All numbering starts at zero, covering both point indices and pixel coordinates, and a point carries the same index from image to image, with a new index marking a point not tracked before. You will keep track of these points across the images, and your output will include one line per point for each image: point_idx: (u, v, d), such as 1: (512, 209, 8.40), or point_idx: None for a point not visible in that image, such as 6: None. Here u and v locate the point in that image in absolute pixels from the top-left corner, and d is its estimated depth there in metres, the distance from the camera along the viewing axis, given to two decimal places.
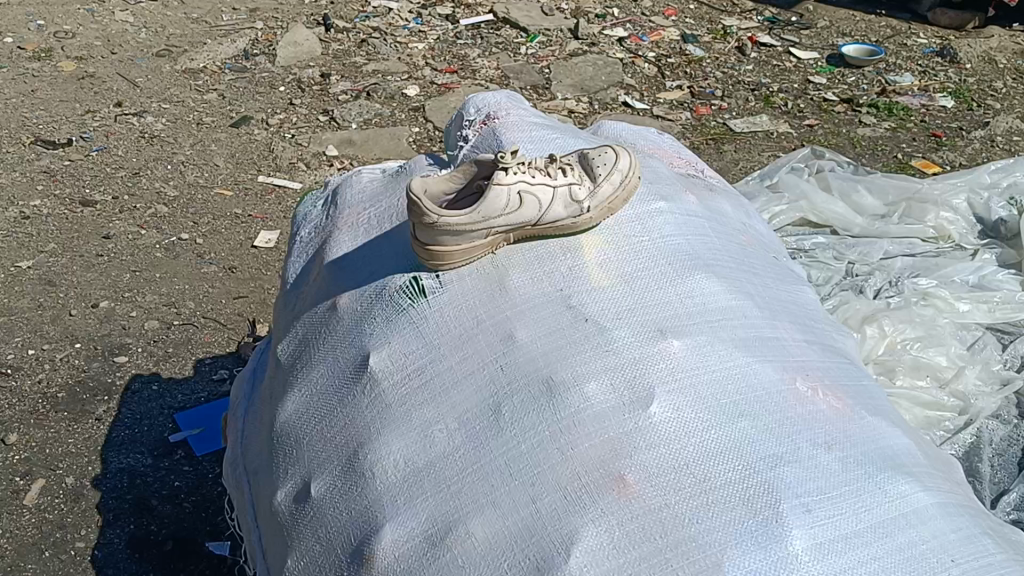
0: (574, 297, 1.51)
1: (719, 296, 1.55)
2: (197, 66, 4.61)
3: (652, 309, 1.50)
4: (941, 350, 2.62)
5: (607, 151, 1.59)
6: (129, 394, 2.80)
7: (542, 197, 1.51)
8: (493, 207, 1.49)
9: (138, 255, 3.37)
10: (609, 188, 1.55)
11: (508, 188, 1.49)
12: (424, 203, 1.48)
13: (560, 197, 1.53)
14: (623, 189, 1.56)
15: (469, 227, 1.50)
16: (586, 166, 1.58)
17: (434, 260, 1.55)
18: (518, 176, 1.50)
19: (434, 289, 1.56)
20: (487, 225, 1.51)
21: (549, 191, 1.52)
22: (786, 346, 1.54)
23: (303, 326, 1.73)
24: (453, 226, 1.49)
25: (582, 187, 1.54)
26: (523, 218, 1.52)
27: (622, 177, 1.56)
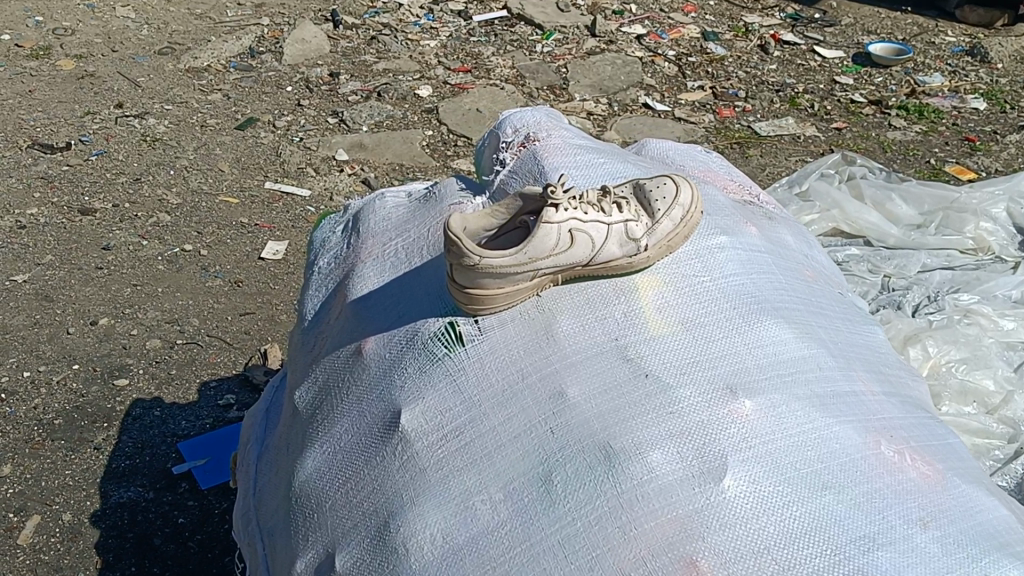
0: (630, 348, 1.34)
1: (791, 345, 1.39)
2: (200, 65, 4.44)
3: (718, 362, 1.33)
4: (988, 374, 2.47)
5: (665, 182, 1.42)
6: (130, 420, 2.65)
7: (595, 236, 1.35)
8: (540, 247, 1.33)
9: (139, 268, 3.22)
10: (670, 225, 1.39)
11: (558, 226, 1.33)
12: (463, 242, 1.32)
13: (615, 236, 1.36)
14: (684, 226, 1.40)
15: (513, 269, 1.34)
16: (642, 200, 1.41)
17: (472, 304, 1.39)
18: (568, 212, 1.34)
19: (472, 336, 1.40)
20: (534, 266, 1.34)
21: (603, 229, 1.36)
22: (866, 403, 1.38)
23: (324, 371, 1.57)
24: (495, 268, 1.33)
25: (639, 224, 1.38)
26: (572, 259, 1.36)
27: (683, 213, 1.40)
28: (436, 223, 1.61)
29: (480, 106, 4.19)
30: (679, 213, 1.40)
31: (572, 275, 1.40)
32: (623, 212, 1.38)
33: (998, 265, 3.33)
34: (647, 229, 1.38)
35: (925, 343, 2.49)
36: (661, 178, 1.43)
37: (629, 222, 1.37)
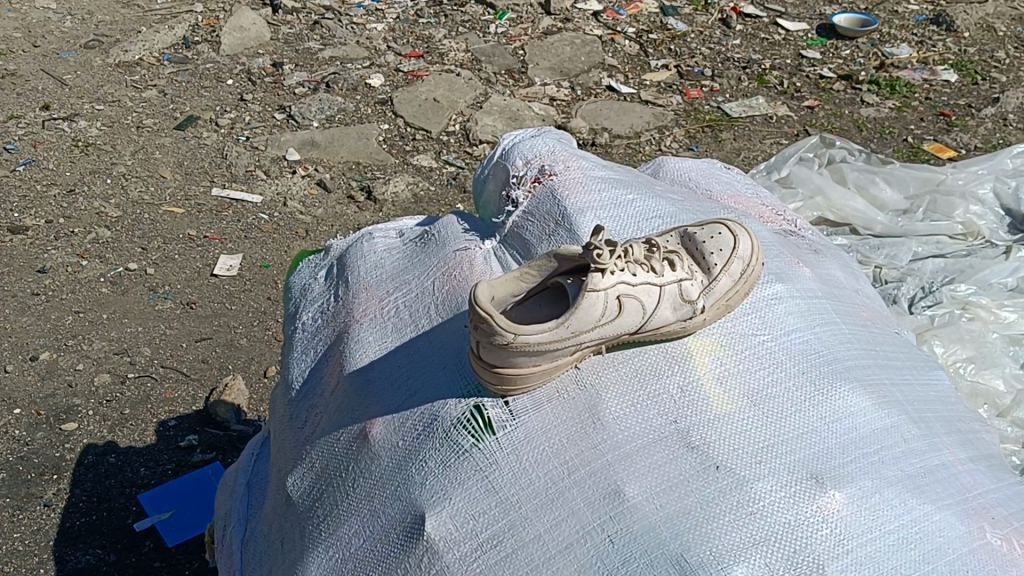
0: (693, 430, 1.15)
1: (871, 415, 1.21)
2: (132, 59, 4.12)
3: (795, 444, 1.15)
4: (997, 374, 2.21)
5: (719, 231, 1.23)
6: (83, 470, 2.40)
7: (646, 301, 1.15)
8: (585, 318, 1.12)
9: (80, 292, 2.94)
10: (730, 282, 1.19)
11: (605, 293, 1.12)
12: (495, 318, 1.10)
13: (669, 298, 1.16)
14: (745, 282, 1.20)
15: (553, 345, 1.13)
16: (694, 253, 1.21)
17: (503, 384, 1.18)
18: (616, 276, 1.13)
19: (504, 422, 1.19)
20: (577, 340, 1.14)
21: (656, 292, 1.16)
22: (959, 478, 1.20)
23: (322, 456, 1.34)
24: (532, 345, 1.12)
25: (695, 283, 1.18)
26: (619, 328, 1.15)
27: (744, 267, 1.20)
28: (443, 276, 1.40)
29: (437, 96, 3.94)
30: (740, 268, 1.20)
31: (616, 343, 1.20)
32: (676, 269, 1.18)
33: (989, 250, 2.68)
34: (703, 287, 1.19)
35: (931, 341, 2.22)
36: (713, 226, 1.23)
37: (684, 281, 1.17)
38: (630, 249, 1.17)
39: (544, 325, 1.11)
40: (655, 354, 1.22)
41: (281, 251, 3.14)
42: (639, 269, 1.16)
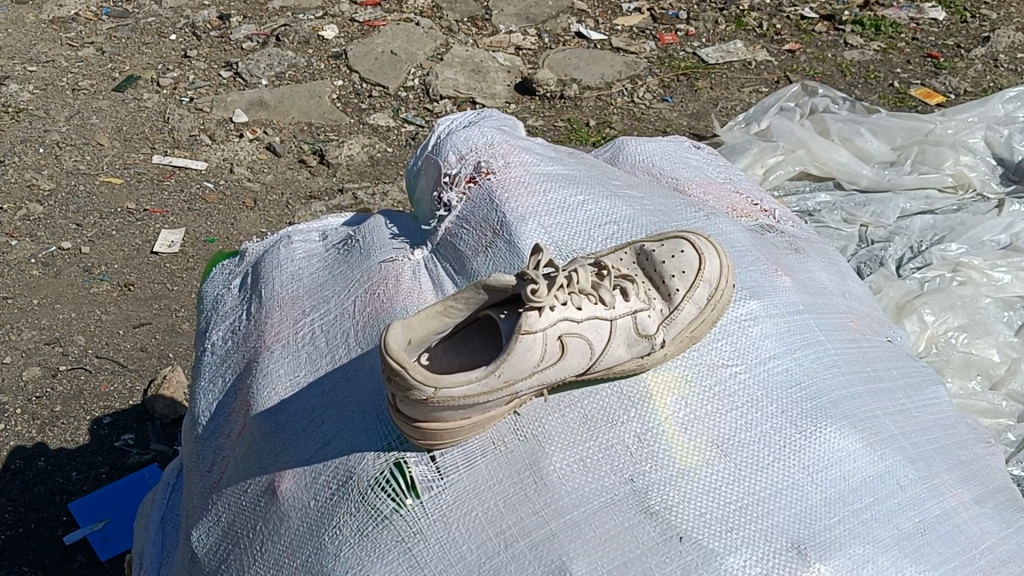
0: (652, 491, 0.97)
1: (860, 460, 1.03)
2: (67, 15, 3.86)
3: (773, 505, 0.97)
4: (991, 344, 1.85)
5: (682, 246, 1.03)
6: (9, 477, 2.21)
7: (594, 339, 0.96)
8: (520, 365, 0.93)
9: (9, 275, 2.73)
10: (694, 310, 1.00)
11: (543, 335, 0.93)
12: (409, 371, 0.91)
13: (622, 333, 0.97)
14: (712, 308, 1.01)
15: (482, 396, 0.94)
16: (651, 275, 1.02)
17: (426, 440, 0.99)
18: (556, 312, 0.94)
19: (430, 481, 1.00)
20: (512, 388, 0.95)
21: (605, 328, 0.97)
22: (965, 530, 1.03)
23: (228, 510, 1.15)
24: (456, 398, 0.93)
25: (652, 314, 0.99)
26: (563, 372, 0.97)
27: (710, 293, 1.01)
28: (365, 294, 1.20)
29: (394, 48, 3.70)
30: (706, 292, 1.01)
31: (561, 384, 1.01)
32: (630, 297, 0.98)
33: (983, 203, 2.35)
34: (663, 317, 1.00)
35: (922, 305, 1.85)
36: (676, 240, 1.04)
37: (639, 311, 0.98)
38: (574, 276, 0.97)
39: (471, 376, 0.93)
40: (608, 394, 1.04)
41: (227, 223, 2.92)
42: (586, 299, 0.97)
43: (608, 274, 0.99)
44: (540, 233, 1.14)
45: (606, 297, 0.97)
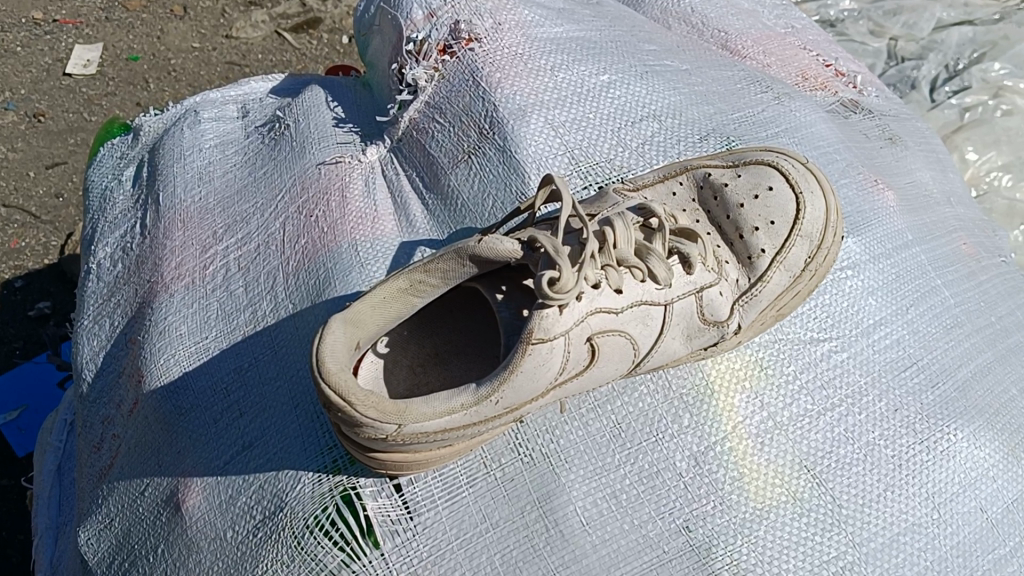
0: (719, 542, 0.67)
1: (1001, 480, 0.73)
2: None
3: (890, 564, 0.67)
4: None
5: (770, 178, 0.72)
6: None
7: (641, 335, 0.64)
8: (529, 383, 0.60)
9: None
10: (786, 280, 0.70)
11: (566, 341, 0.60)
12: (351, 398, 0.57)
13: (680, 320, 0.66)
14: (811, 275, 0.70)
15: (470, 426, 0.61)
16: (722, 224, 0.72)
17: (386, 469, 0.67)
18: (586, 303, 0.61)
19: (394, 521, 0.69)
20: (514, 412, 0.63)
21: (657, 316, 0.65)
22: None
23: (119, 514, 0.83)
24: (431, 433, 0.60)
25: (724, 289, 0.69)
26: (592, 382, 0.65)
27: (811, 254, 0.70)
28: (300, 217, 0.85)
29: None
30: (805, 253, 0.70)
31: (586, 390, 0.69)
32: (695, 267, 0.67)
33: None
34: (738, 292, 0.69)
35: (963, 139, 1.28)
36: (761, 166, 0.72)
37: (706, 286, 0.68)
38: (611, 234, 0.64)
39: (453, 402, 0.59)
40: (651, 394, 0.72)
41: (152, 35, 2.04)
42: (629, 274, 0.64)
43: (662, 230, 0.67)
44: (549, 139, 0.79)
45: (661, 272, 0.65)
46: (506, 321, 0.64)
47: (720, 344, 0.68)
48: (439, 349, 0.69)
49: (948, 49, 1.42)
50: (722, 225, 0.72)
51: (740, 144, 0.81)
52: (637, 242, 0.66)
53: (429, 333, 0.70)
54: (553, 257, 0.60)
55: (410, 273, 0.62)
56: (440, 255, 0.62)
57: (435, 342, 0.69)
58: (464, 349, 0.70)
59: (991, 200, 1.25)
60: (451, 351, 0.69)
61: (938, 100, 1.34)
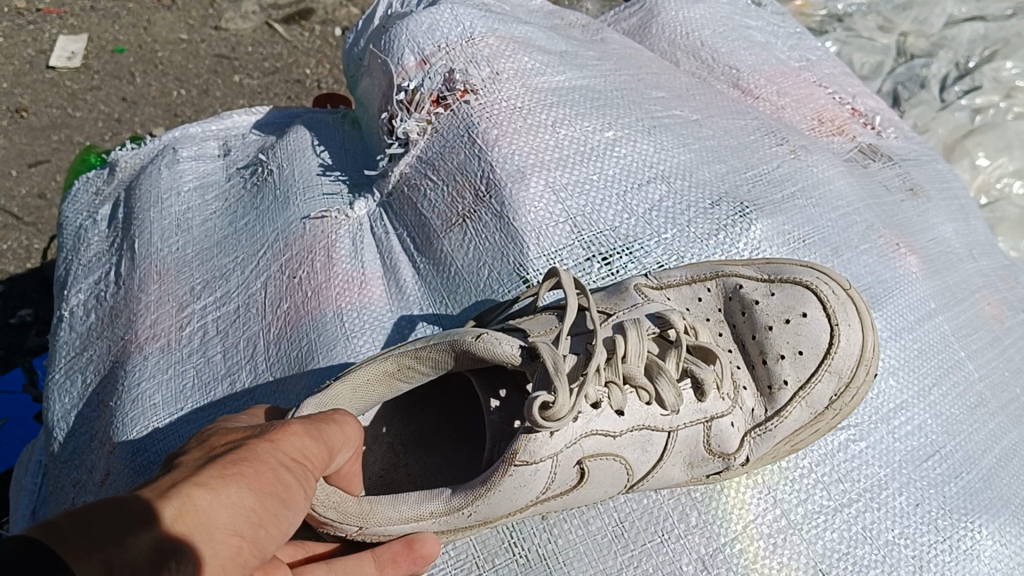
0: None
1: None
2: None
3: None
4: None
5: (805, 302, 0.69)
6: None
7: (638, 460, 0.64)
8: (507, 499, 0.58)
9: None
10: (806, 417, 0.68)
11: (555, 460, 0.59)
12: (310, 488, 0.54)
13: (685, 449, 0.66)
14: (834, 414, 0.68)
15: (438, 532, 0.59)
16: (745, 343, 0.71)
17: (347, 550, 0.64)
18: (584, 425, 0.61)
19: None
20: (486, 523, 0.60)
21: (658, 442, 0.65)
22: None
23: None
24: (395, 534, 0.58)
25: (736, 419, 0.68)
26: (578, 501, 0.64)
27: (838, 390, 0.67)
28: (281, 278, 0.79)
29: None
30: (831, 390, 0.68)
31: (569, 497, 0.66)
32: (707, 395, 0.66)
33: None
34: (752, 423, 0.69)
35: (975, 144, 1.21)
36: (798, 287, 0.70)
37: (717, 416, 0.67)
38: (622, 344, 0.64)
39: (423, 509, 0.57)
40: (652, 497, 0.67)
41: (139, 25, 1.80)
42: (634, 393, 0.64)
43: (679, 348, 0.66)
44: (550, 204, 0.73)
45: (670, 399, 0.64)
46: (495, 427, 0.61)
47: (723, 475, 0.66)
48: (425, 433, 0.64)
49: (960, 46, 1.32)
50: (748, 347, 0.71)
51: (755, 211, 0.76)
52: (649, 359, 0.65)
53: (418, 416, 0.64)
54: (550, 375, 0.58)
55: (399, 359, 0.57)
56: (434, 345, 0.57)
57: (421, 424, 0.64)
58: (456, 439, 0.65)
59: (1000, 210, 1.18)
60: (439, 438, 0.64)
61: (948, 100, 1.26)
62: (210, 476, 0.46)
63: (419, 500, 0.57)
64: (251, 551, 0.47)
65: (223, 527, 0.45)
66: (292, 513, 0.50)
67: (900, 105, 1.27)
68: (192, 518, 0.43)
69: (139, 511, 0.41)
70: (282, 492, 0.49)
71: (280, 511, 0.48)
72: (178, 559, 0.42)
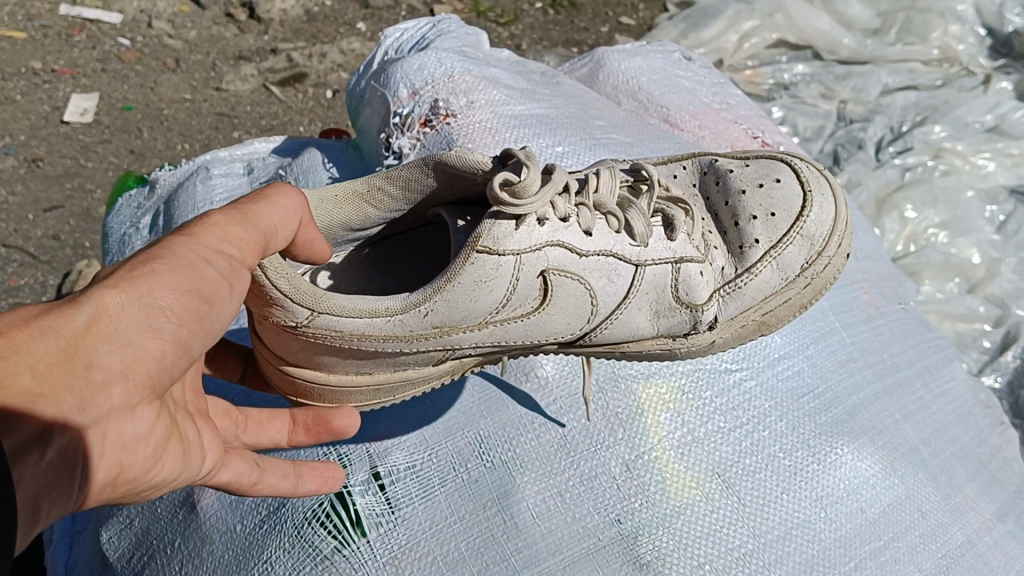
0: (643, 533, 0.82)
1: (880, 486, 0.89)
2: None
3: (782, 550, 0.82)
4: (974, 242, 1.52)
5: (777, 174, 0.91)
6: None
7: (603, 287, 0.81)
8: (461, 297, 0.74)
9: None
10: (776, 273, 0.87)
11: (512, 264, 0.75)
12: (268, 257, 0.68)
13: (654, 293, 0.84)
14: (804, 277, 0.88)
15: (389, 337, 0.74)
16: (723, 212, 0.90)
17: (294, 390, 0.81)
18: (550, 229, 0.78)
19: (378, 515, 0.84)
20: (442, 330, 0.75)
21: (624, 276, 0.82)
22: (983, 560, 0.91)
23: (145, 514, 1.00)
24: (346, 332, 0.72)
25: (705, 269, 0.86)
26: (544, 325, 0.79)
27: (809, 256, 0.88)
28: None
29: None
30: (801, 254, 0.88)
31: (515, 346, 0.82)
32: (676, 234, 0.85)
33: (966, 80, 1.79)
34: (723, 281, 0.87)
35: (903, 199, 1.52)
36: (769, 163, 0.92)
37: (688, 263, 0.84)
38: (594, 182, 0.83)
39: (378, 306, 0.72)
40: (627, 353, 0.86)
41: (146, 86, 2.03)
42: (605, 222, 0.82)
43: (651, 193, 0.86)
44: None
45: (641, 232, 0.82)
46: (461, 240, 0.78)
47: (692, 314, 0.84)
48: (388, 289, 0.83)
49: (894, 112, 1.73)
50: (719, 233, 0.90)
51: None
52: (620, 198, 0.84)
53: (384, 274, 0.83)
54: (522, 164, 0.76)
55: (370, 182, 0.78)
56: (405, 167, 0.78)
57: (387, 282, 0.83)
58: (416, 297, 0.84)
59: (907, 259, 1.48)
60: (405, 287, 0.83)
61: (885, 159, 1.61)
62: (123, 280, 0.59)
63: (375, 301, 0.72)
64: (175, 349, 0.61)
65: (135, 329, 0.58)
66: (215, 306, 0.63)
67: (843, 162, 1.63)
68: (100, 324, 0.56)
69: (46, 328, 0.54)
70: (202, 289, 0.62)
71: (200, 308, 0.62)
72: (87, 368, 0.55)
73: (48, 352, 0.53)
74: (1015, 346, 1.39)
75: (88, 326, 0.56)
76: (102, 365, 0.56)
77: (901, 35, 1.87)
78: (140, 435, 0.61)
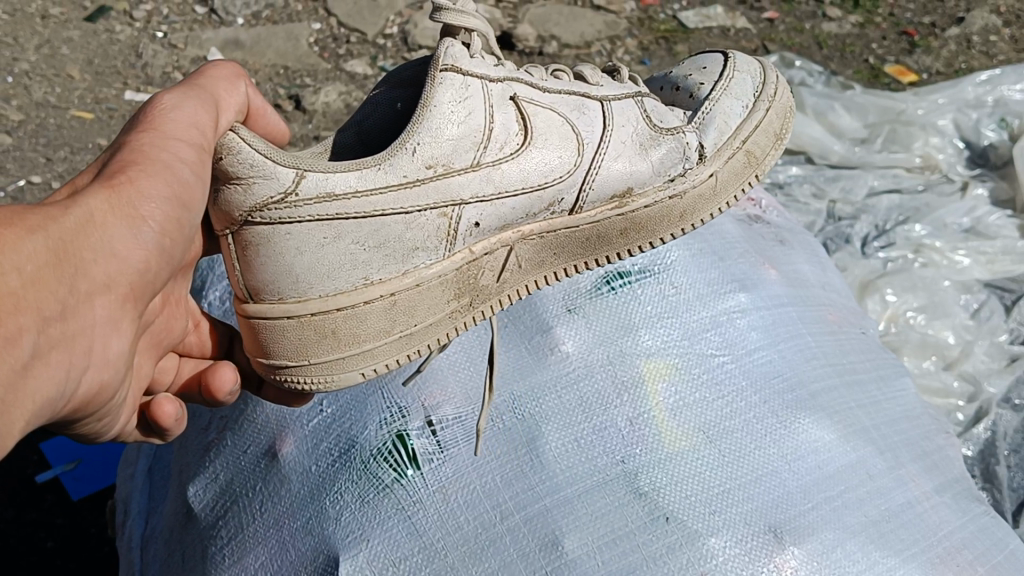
0: (643, 471, 1.03)
1: (836, 451, 1.10)
2: None
3: (753, 489, 1.03)
4: (948, 325, 1.74)
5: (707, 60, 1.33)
6: None
7: (579, 116, 1.11)
8: (440, 121, 0.98)
9: None
10: (734, 100, 1.25)
11: (478, 85, 1.02)
12: (238, 130, 0.92)
13: (630, 121, 1.15)
14: (762, 98, 1.27)
15: (377, 188, 0.94)
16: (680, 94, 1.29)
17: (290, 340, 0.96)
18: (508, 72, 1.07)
19: (430, 454, 1.06)
20: (432, 169, 0.98)
21: (591, 107, 1.12)
22: (922, 519, 1.10)
23: (228, 466, 1.21)
24: (338, 192, 0.92)
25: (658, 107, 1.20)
26: (537, 152, 1.05)
27: (754, 85, 1.28)
28: None
29: None
30: (746, 89, 1.27)
31: (523, 220, 1.07)
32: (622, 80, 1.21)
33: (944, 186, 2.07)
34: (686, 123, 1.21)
35: (884, 284, 1.75)
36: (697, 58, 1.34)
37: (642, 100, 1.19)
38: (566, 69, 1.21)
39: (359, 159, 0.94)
40: (639, 208, 1.13)
41: None
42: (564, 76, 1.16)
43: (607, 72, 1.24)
44: None
45: (589, 76, 1.16)
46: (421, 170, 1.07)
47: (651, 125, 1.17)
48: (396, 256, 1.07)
49: (880, 211, 1.98)
50: (680, 103, 1.29)
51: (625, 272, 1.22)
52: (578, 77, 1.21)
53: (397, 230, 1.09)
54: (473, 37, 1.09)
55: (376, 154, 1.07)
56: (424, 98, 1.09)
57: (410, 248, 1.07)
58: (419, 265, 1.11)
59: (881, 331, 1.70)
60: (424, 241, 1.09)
61: (870, 252, 1.87)
62: (108, 199, 0.82)
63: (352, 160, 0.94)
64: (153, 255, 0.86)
65: (115, 232, 0.82)
66: (186, 209, 0.89)
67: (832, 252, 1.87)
68: (88, 226, 0.80)
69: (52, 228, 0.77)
70: (178, 193, 0.88)
71: (175, 218, 0.88)
72: (83, 263, 0.78)
73: (38, 246, 0.74)
74: (983, 418, 1.58)
75: (79, 227, 0.79)
76: (86, 261, 0.79)
77: (887, 144, 2.15)
78: (119, 340, 0.84)
